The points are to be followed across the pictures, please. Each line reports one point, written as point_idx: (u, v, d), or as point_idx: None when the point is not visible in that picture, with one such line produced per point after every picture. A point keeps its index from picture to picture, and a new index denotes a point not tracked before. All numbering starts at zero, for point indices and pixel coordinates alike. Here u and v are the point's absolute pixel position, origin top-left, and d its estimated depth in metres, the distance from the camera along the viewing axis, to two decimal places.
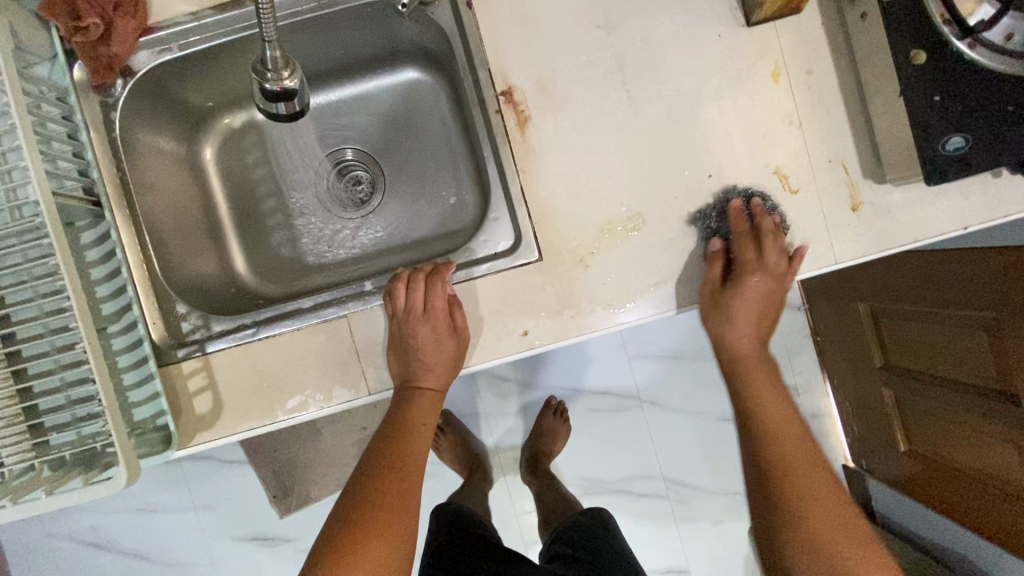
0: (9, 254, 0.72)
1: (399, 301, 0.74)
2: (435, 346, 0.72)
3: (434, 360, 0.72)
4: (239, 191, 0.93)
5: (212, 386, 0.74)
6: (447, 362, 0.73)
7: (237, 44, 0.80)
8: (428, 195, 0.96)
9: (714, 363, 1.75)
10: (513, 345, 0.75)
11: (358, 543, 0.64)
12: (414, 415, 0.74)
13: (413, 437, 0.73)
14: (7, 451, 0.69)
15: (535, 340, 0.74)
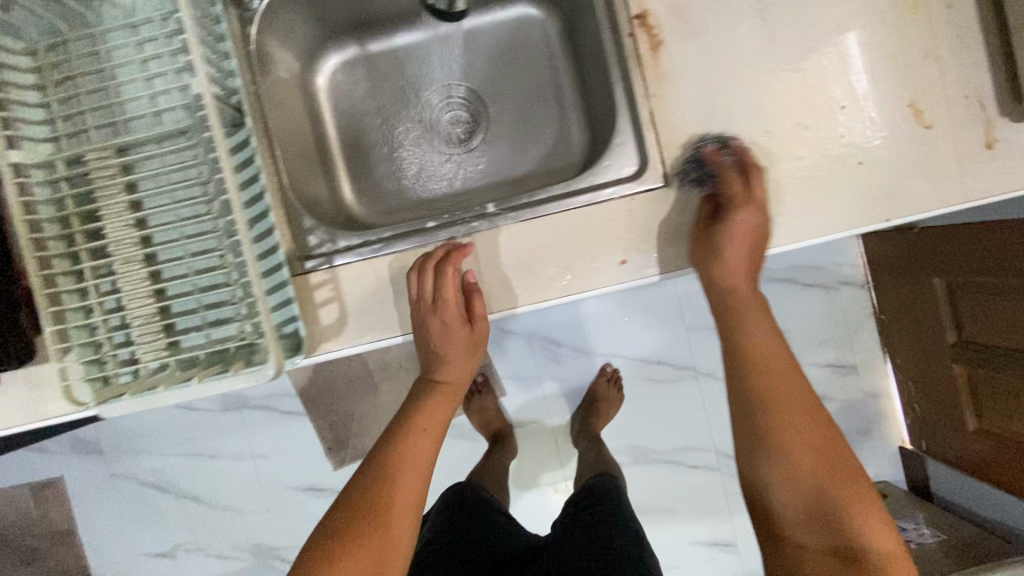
0: (150, 159, 0.75)
1: (414, 288, 0.73)
2: (450, 337, 0.75)
3: (448, 354, 0.77)
4: (347, 121, 0.95)
5: (337, 297, 0.76)
6: (461, 351, 0.78)
7: None
8: (531, 133, 0.96)
9: (774, 337, 1.72)
10: (628, 272, 0.74)
11: (355, 531, 0.68)
12: (428, 413, 0.78)
13: (421, 436, 0.76)
14: (146, 347, 0.74)
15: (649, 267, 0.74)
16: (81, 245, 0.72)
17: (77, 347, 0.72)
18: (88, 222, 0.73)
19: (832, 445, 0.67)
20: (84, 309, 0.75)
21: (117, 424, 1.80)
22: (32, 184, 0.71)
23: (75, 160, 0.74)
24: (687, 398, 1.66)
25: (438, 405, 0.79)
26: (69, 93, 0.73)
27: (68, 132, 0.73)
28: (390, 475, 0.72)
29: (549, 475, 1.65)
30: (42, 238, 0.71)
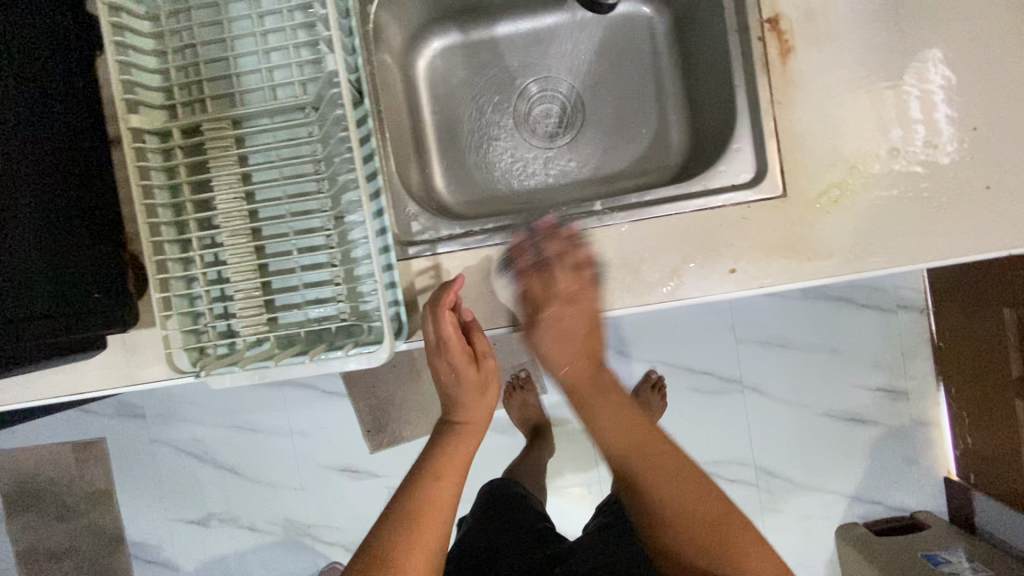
0: (263, 133, 0.75)
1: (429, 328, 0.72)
2: (463, 384, 0.78)
3: (462, 394, 0.79)
4: (443, 108, 0.94)
5: (438, 286, 0.76)
6: (475, 392, 0.79)
7: None
8: (628, 133, 0.94)
9: (827, 356, 1.63)
10: (720, 282, 0.73)
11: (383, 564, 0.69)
12: (448, 456, 0.78)
13: (444, 481, 0.76)
14: (246, 323, 0.73)
15: (743, 277, 0.73)
16: (191, 215, 0.72)
17: (177, 315, 0.72)
18: (198, 191, 0.74)
19: (672, 473, 0.78)
20: (185, 279, 0.74)
21: (161, 390, 1.82)
22: (147, 150, 0.72)
23: (190, 129, 0.74)
24: (731, 408, 1.64)
25: (458, 450, 0.79)
26: (188, 61, 0.73)
27: (183, 102, 0.73)
28: (409, 524, 0.72)
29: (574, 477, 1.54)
30: (152, 205, 0.72)
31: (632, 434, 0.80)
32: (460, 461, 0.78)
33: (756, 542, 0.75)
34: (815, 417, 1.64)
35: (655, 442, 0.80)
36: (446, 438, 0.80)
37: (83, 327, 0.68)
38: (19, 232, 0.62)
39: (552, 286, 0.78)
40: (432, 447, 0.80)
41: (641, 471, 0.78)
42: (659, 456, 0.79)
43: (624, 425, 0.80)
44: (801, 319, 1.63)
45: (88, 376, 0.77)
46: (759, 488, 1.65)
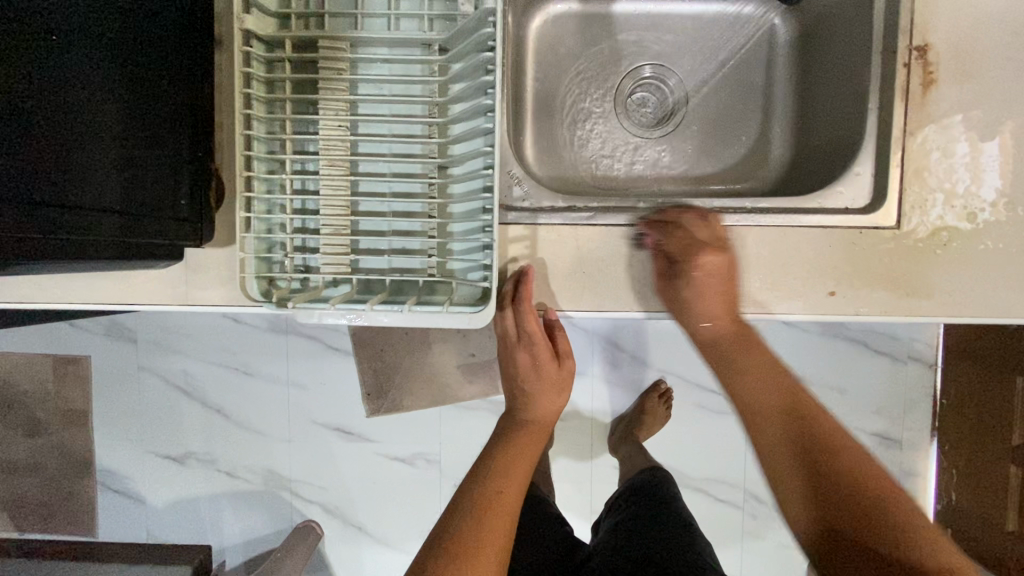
0: (378, 65, 0.71)
1: (510, 325, 0.75)
2: (544, 375, 0.80)
3: (539, 390, 0.81)
4: (547, 75, 0.90)
5: (531, 257, 0.73)
6: (549, 390, 0.82)
7: None
8: (728, 136, 0.91)
9: (841, 396, 1.63)
10: (818, 303, 0.72)
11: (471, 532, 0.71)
12: (513, 454, 0.80)
13: (511, 475, 0.77)
14: (327, 260, 0.68)
15: (840, 301, 0.72)
16: (289, 135, 0.67)
17: (255, 239, 0.67)
18: (298, 112, 0.69)
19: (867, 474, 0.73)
20: (267, 202, 0.69)
21: (159, 317, 1.71)
22: (254, 57, 0.66)
23: (301, 43, 0.68)
24: None
25: (519, 449, 0.80)
26: None
27: (299, 12, 0.67)
28: (479, 518, 0.72)
29: (571, 473, 1.39)
30: (249, 116, 0.66)
31: (783, 398, 0.79)
32: (527, 459, 0.80)
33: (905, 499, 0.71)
34: None
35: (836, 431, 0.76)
36: (515, 433, 0.82)
37: (165, 232, 0.63)
38: (133, 118, 0.58)
39: (693, 236, 0.73)
40: (500, 439, 0.82)
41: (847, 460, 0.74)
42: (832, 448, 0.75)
43: (762, 379, 0.80)
44: (823, 356, 1.62)
45: (143, 287, 0.72)
46: None
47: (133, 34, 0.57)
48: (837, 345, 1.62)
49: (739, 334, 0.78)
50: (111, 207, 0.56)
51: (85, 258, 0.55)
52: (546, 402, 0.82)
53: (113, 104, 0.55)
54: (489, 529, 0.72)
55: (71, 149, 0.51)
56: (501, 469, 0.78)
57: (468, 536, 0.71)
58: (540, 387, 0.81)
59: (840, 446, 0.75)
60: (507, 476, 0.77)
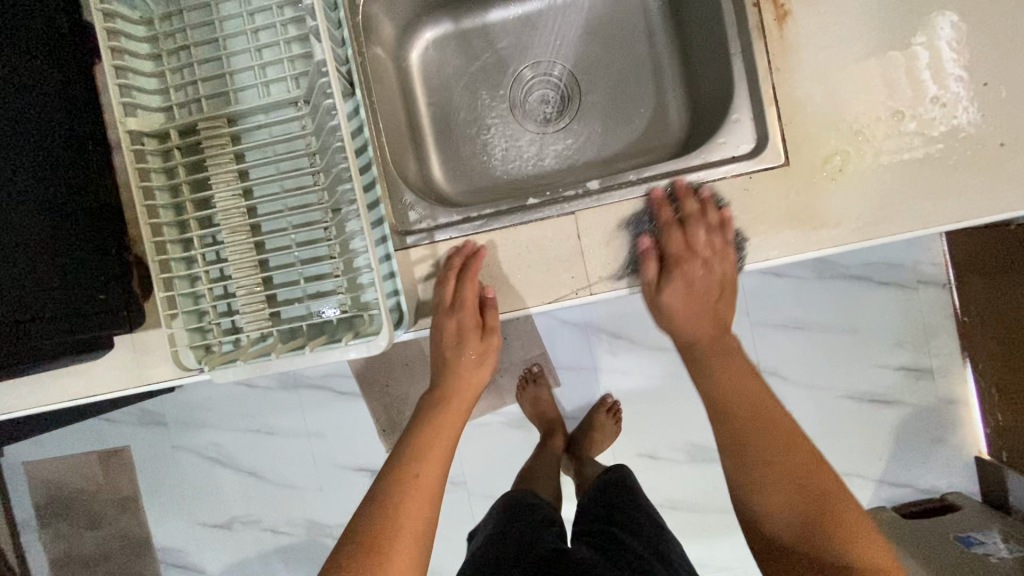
0: (259, 131, 0.76)
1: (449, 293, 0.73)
2: (467, 348, 0.76)
3: (454, 361, 0.77)
4: (438, 98, 0.93)
5: (438, 274, 0.76)
6: (462, 363, 0.77)
7: None
8: (625, 112, 0.92)
9: (853, 337, 1.55)
10: (728, 257, 0.72)
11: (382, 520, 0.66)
12: (432, 438, 0.73)
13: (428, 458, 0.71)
14: (247, 319, 0.72)
15: (750, 249, 0.71)
16: (190, 213, 0.72)
17: (181, 314, 0.73)
18: (197, 190, 0.75)
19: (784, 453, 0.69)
20: (188, 277, 0.75)
21: (182, 397, 1.82)
22: (146, 153, 0.73)
23: (186, 129, 0.74)
24: None
25: (437, 428, 0.74)
26: (181, 63, 0.73)
27: (179, 102, 0.74)
28: (393, 506, 0.67)
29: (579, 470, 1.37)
30: (153, 205, 0.73)
31: (750, 398, 0.72)
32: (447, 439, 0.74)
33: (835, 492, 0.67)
34: (840, 399, 1.56)
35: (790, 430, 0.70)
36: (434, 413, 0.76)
37: (95, 326, 0.70)
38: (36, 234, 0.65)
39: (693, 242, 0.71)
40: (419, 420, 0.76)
41: (749, 461, 0.70)
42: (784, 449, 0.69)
43: (766, 415, 0.71)
44: (822, 300, 1.55)
45: (101, 376, 0.79)
46: None
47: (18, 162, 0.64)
48: (833, 286, 1.55)
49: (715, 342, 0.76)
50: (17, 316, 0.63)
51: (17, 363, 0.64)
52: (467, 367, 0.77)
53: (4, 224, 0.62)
54: (401, 520, 0.66)
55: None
56: (416, 453, 0.72)
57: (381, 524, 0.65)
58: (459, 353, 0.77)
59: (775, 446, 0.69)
60: (425, 463, 0.70)
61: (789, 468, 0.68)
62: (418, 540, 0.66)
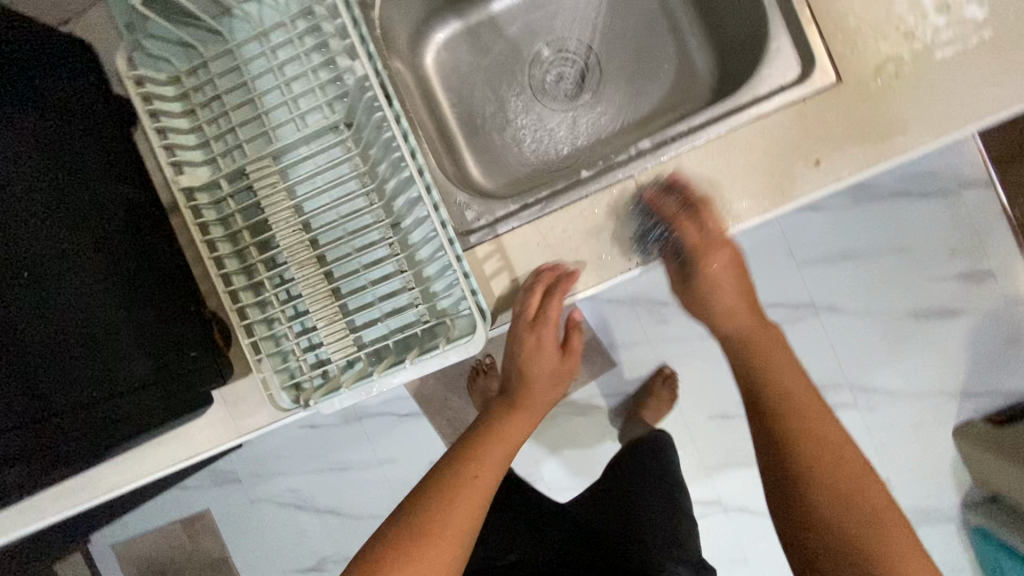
0: (304, 164, 0.76)
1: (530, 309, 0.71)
2: (542, 359, 0.77)
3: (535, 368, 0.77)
4: (460, 97, 0.93)
5: (508, 267, 0.75)
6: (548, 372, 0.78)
7: None
8: (649, 71, 0.91)
9: (906, 254, 1.50)
10: (809, 182, 0.70)
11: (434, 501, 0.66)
12: (495, 437, 0.73)
13: (487, 454, 0.71)
14: (333, 348, 0.73)
15: (831, 169, 0.69)
16: (257, 257, 0.73)
17: (268, 357, 0.73)
18: (256, 234, 0.75)
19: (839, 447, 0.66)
20: (265, 321, 0.76)
21: (250, 451, 1.84)
22: (201, 207, 0.73)
23: (234, 177, 0.75)
24: (810, 335, 1.54)
25: (497, 433, 0.74)
26: (216, 113, 0.74)
27: (222, 152, 0.74)
28: (445, 492, 0.67)
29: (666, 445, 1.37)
30: (218, 256, 0.74)
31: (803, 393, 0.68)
32: (511, 438, 0.74)
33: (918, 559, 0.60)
34: (903, 320, 1.51)
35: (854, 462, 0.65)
36: (496, 422, 0.76)
37: (188, 384, 0.71)
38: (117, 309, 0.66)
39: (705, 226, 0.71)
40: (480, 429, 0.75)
41: (808, 451, 0.65)
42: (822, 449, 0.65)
43: (779, 381, 0.69)
44: (866, 224, 1.51)
45: (200, 434, 0.79)
46: (859, 409, 1.53)
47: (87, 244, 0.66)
48: (874, 207, 1.51)
49: (761, 332, 0.75)
50: (116, 390, 0.65)
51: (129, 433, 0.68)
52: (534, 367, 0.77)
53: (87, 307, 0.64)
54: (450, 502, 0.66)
55: (59, 361, 0.62)
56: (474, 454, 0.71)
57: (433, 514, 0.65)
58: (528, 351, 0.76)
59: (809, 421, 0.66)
60: (483, 455, 0.70)
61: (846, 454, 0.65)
62: (463, 528, 0.65)
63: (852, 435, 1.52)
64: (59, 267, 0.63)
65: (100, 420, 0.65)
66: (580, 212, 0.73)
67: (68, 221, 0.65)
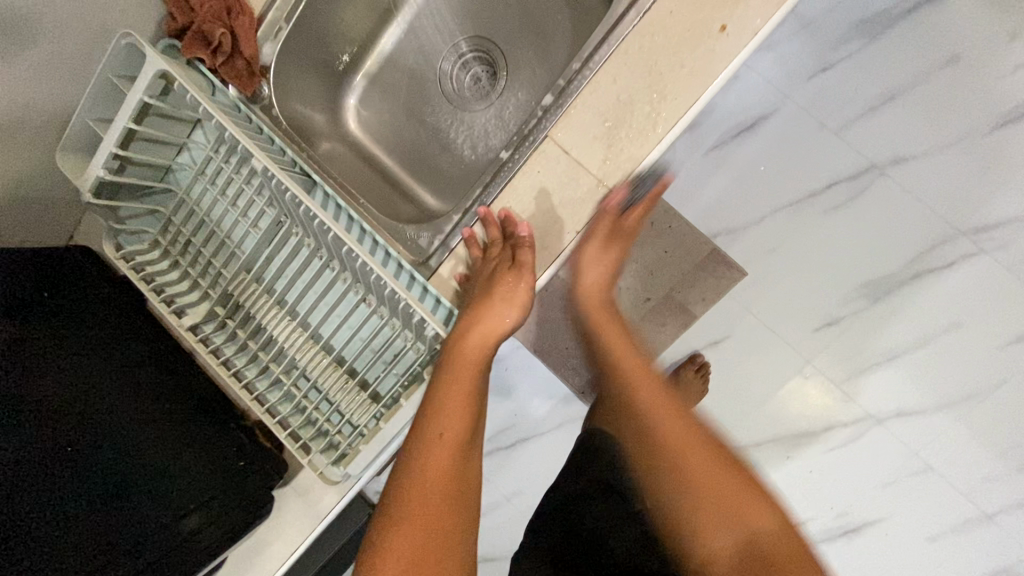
0: (275, 262, 0.82)
1: (475, 248, 0.74)
2: (490, 295, 0.67)
3: (489, 306, 0.66)
4: (394, 142, 0.96)
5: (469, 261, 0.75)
6: (515, 308, 0.67)
7: None
8: (544, 30, 0.89)
9: (960, 64, 1.23)
10: (723, 52, 0.64)
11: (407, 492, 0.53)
12: (447, 383, 0.60)
13: (446, 412, 0.58)
14: (356, 411, 0.77)
15: (740, 30, 0.63)
16: (266, 358, 0.80)
17: (309, 442, 0.78)
18: (261, 341, 0.82)
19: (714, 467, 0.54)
20: (297, 410, 0.81)
21: None
22: (211, 336, 0.83)
23: (226, 300, 0.83)
24: (889, 200, 1.28)
25: (458, 375, 0.60)
26: (192, 254, 0.83)
27: (209, 284, 0.83)
28: (413, 462, 0.55)
29: (767, 375, 1.36)
30: (239, 372, 0.82)
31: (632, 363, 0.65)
32: (467, 377, 0.60)
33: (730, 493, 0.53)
34: (995, 133, 1.23)
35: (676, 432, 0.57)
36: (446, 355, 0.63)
37: (257, 485, 0.81)
38: (176, 443, 0.78)
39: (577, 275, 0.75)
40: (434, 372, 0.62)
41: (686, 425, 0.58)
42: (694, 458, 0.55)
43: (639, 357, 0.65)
44: (894, 53, 1.25)
45: (292, 528, 0.83)
46: (989, 254, 1.26)
47: (138, 399, 0.77)
48: (897, 30, 1.24)
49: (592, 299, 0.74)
50: (191, 508, 0.75)
51: (225, 542, 0.78)
52: (493, 323, 0.65)
53: (157, 448, 0.76)
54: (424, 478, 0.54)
55: (132, 497, 0.72)
56: (437, 408, 0.58)
57: (410, 490, 0.53)
58: (482, 306, 0.67)
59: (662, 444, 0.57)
60: (441, 409, 0.58)
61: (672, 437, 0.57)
62: (452, 504, 0.53)
63: (989, 285, 1.26)
64: (124, 422, 0.75)
65: (187, 535, 0.75)
66: (517, 188, 0.72)
67: (105, 393, 0.75)
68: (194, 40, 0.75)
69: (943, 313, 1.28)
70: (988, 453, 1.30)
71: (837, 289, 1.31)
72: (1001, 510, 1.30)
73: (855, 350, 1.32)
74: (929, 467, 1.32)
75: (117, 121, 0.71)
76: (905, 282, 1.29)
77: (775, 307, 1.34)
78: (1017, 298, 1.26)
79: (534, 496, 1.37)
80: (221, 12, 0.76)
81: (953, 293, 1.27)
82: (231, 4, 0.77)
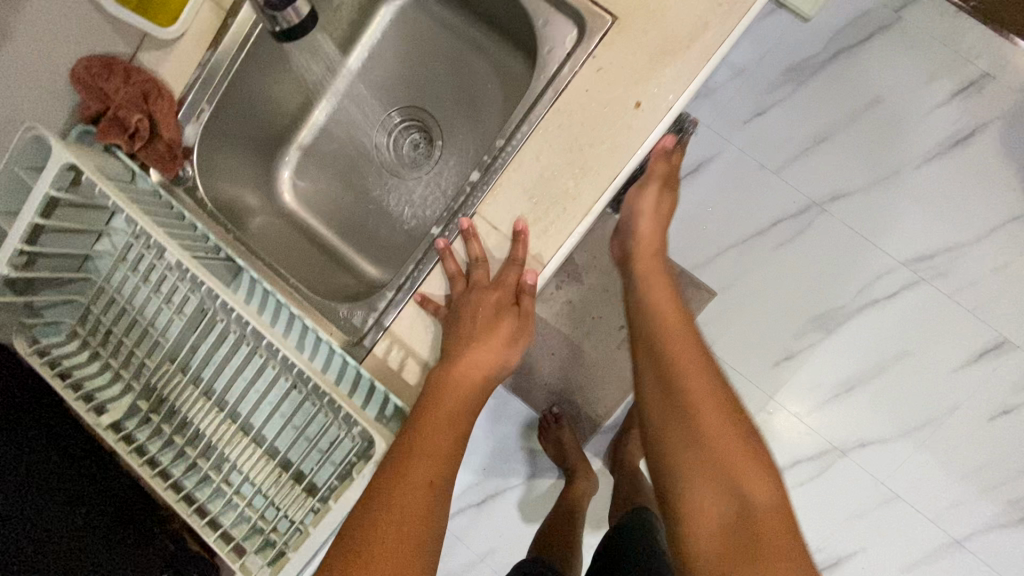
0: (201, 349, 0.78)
1: (455, 267, 0.70)
2: (476, 334, 0.67)
3: (477, 342, 0.66)
4: (331, 211, 0.95)
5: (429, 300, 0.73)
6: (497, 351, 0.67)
7: (249, 62, 0.81)
8: (476, 94, 0.89)
9: (883, 105, 1.29)
10: (641, 125, 0.65)
11: (381, 528, 0.53)
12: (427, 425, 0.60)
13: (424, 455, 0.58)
14: (291, 506, 0.72)
15: (657, 104, 0.64)
16: (193, 454, 0.75)
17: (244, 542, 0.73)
18: (189, 434, 0.77)
19: (740, 452, 0.60)
20: (230, 506, 0.76)
21: None
22: (135, 432, 0.77)
23: (150, 392, 0.78)
24: (830, 237, 1.31)
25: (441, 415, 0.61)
26: (112, 345, 0.79)
27: (131, 375, 0.78)
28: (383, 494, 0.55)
29: None
30: (165, 468, 0.76)
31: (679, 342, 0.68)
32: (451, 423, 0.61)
33: (715, 487, 0.59)
34: (921, 169, 1.29)
35: (708, 397, 0.62)
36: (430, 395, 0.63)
37: None
38: None
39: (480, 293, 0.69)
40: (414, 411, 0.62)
41: (693, 409, 0.62)
42: (717, 435, 0.60)
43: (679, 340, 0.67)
44: (821, 97, 1.31)
45: None
46: (929, 283, 1.30)
47: None
48: (822, 75, 1.30)
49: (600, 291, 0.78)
50: None
51: None
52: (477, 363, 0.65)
53: None
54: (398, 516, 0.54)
55: None
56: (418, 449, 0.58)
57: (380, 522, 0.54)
58: (471, 342, 0.66)
59: (695, 433, 0.61)
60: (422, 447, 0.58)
61: (708, 426, 0.61)
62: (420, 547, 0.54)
63: (933, 313, 1.30)
64: None
65: None
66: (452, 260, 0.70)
67: None
68: (110, 125, 0.74)
69: (892, 342, 1.31)
70: (951, 478, 1.31)
71: (791, 324, 1.33)
72: (970, 535, 1.31)
73: (813, 382, 1.33)
74: (896, 495, 1.32)
75: (23, 216, 0.68)
76: (854, 313, 1.32)
77: (732, 345, 1.35)
78: (960, 323, 1.29)
79: (508, 555, 1.32)
80: (139, 98, 0.75)
81: (901, 322, 1.30)
82: (148, 89, 0.76)
